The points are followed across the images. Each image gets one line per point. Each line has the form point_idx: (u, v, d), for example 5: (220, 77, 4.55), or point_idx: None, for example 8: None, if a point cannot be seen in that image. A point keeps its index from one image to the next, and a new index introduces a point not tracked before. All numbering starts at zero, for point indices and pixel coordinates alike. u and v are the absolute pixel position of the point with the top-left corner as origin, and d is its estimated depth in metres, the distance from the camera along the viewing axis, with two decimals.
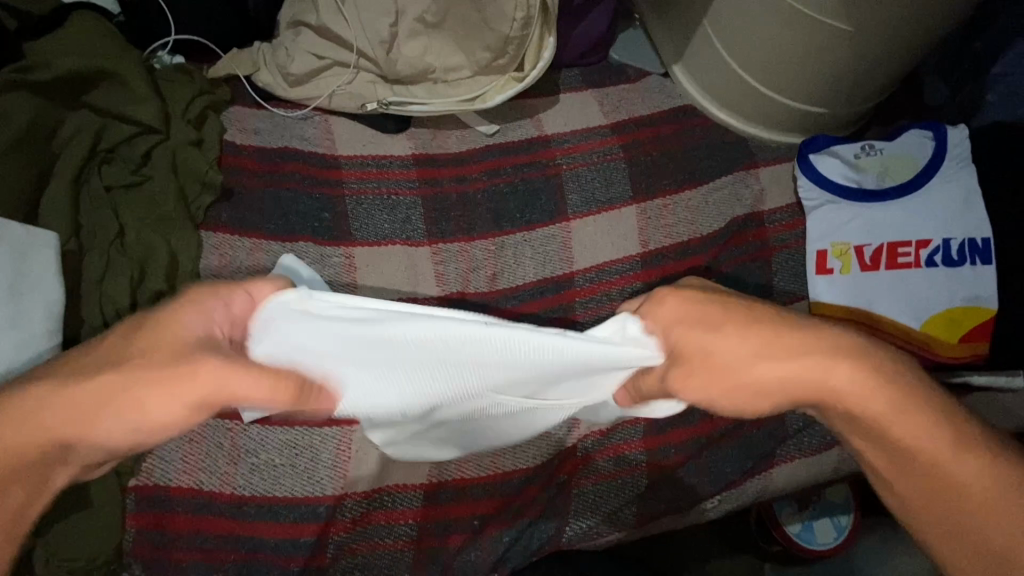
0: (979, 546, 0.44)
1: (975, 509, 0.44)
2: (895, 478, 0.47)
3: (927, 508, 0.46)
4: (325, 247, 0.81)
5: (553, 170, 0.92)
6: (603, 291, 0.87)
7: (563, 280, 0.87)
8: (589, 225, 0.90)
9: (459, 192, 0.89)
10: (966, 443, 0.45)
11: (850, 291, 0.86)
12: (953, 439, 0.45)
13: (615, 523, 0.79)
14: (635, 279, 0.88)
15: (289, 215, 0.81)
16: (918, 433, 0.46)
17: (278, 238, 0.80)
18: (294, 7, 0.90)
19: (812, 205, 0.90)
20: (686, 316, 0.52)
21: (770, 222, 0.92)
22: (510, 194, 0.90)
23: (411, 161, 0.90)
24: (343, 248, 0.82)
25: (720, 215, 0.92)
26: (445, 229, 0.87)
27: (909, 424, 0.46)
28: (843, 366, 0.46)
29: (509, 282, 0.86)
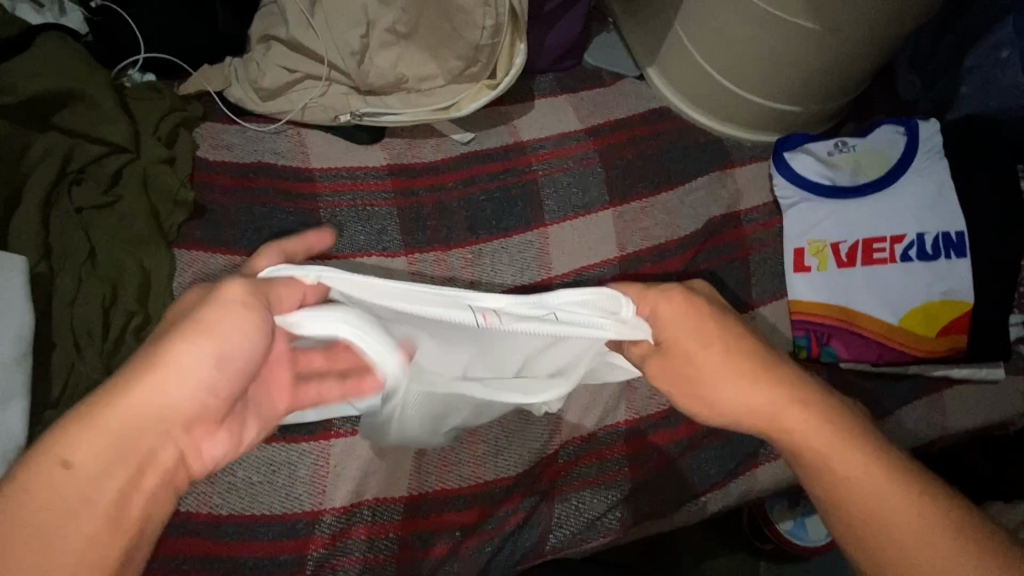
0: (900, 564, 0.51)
1: (896, 531, 0.52)
2: (833, 506, 0.55)
3: (861, 534, 0.53)
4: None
5: (529, 176, 0.92)
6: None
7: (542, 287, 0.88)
8: (566, 230, 0.90)
9: (434, 201, 0.89)
10: (893, 470, 0.54)
11: (827, 289, 0.86)
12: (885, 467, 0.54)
13: (598, 529, 0.79)
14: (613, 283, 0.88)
15: (265, 230, 0.81)
16: (845, 463, 0.54)
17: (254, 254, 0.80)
18: (265, 22, 0.91)
19: (788, 203, 0.90)
20: (682, 317, 0.59)
21: (747, 221, 0.92)
22: (487, 201, 0.90)
23: (387, 172, 0.90)
24: (319, 262, 0.82)
25: (696, 217, 0.92)
26: (421, 238, 0.87)
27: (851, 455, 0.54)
28: (791, 407, 0.56)
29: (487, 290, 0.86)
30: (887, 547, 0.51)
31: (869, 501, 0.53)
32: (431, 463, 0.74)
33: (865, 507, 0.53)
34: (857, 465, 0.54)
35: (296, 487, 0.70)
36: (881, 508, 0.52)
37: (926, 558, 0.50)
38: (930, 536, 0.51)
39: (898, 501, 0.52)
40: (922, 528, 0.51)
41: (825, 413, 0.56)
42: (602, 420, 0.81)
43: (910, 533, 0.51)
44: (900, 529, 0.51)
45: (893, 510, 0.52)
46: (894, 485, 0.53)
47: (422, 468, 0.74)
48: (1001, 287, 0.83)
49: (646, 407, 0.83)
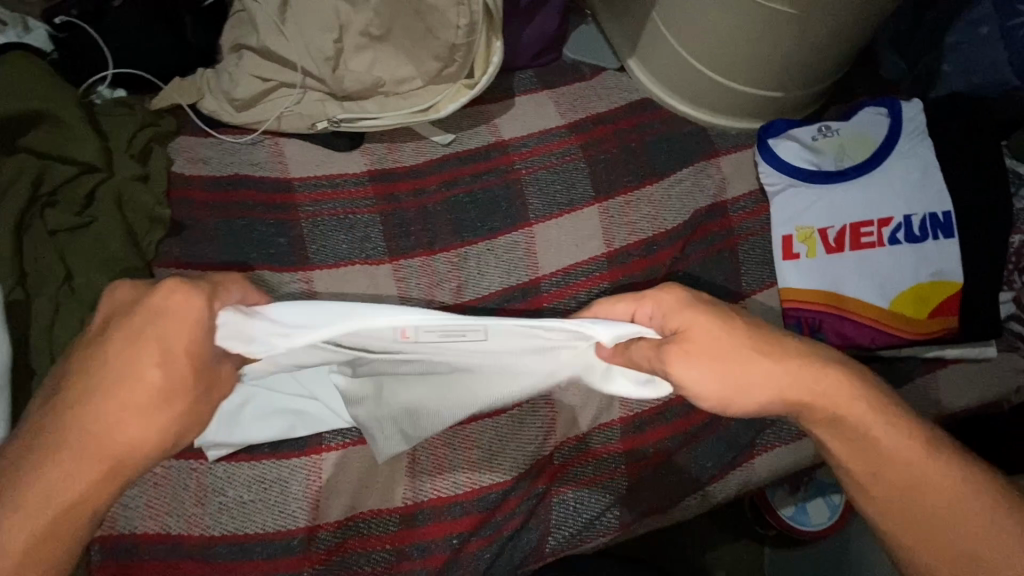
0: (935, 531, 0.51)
1: (933, 503, 0.51)
2: (867, 480, 0.54)
3: (896, 506, 0.53)
4: (284, 273, 0.80)
5: (513, 175, 0.91)
6: (572, 292, 0.86)
7: (530, 287, 0.86)
8: (552, 228, 0.89)
9: (417, 206, 0.88)
10: (925, 442, 0.53)
11: (817, 274, 0.86)
12: (916, 439, 0.53)
13: (597, 528, 0.79)
14: (601, 280, 0.87)
15: (246, 244, 0.80)
16: (880, 433, 0.54)
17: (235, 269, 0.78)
18: (236, 31, 0.89)
19: (774, 189, 0.89)
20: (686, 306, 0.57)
21: (734, 210, 0.92)
22: (471, 203, 0.89)
23: (367, 178, 0.89)
24: (302, 273, 0.80)
25: (683, 209, 0.91)
26: (405, 244, 0.85)
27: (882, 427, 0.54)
28: (816, 382, 0.54)
29: (474, 293, 0.85)
30: (922, 516, 0.52)
31: (904, 470, 0.53)
32: (425, 472, 0.74)
33: (899, 479, 0.53)
34: (888, 435, 0.53)
35: (289, 504, 0.69)
36: (913, 476, 0.52)
37: (947, 515, 0.51)
38: (961, 502, 0.51)
39: (929, 467, 0.52)
40: (954, 496, 0.51)
41: (846, 384, 0.55)
42: (597, 419, 0.81)
43: (943, 499, 0.52)
44: (930, 498, 0.52)
45: (926, 480, 0.52)
46: (925, 455, 0.53)
47: (416, 476, 0.73)
48: (990, 265, 0.83)
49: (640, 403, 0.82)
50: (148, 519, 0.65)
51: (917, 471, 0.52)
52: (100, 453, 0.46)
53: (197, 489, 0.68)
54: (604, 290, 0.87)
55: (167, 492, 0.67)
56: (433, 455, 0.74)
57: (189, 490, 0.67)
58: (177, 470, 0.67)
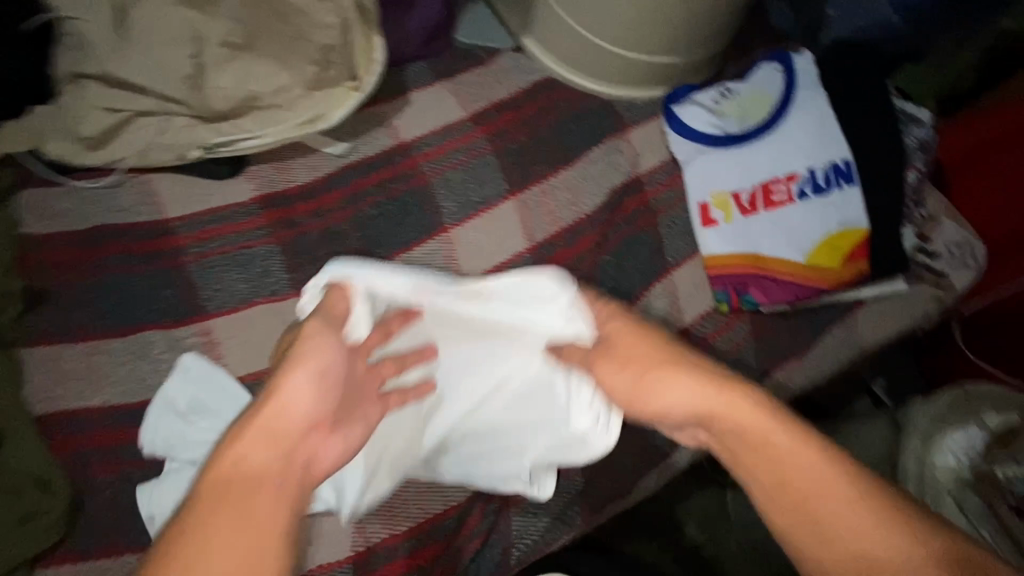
0: (839, 546, 0.46)
1: (831, 518, 0.47)
2: (767, 497, 0.50)
3: (783, 516, 0.49)
4: (177, 328, 0.72)
5: (421, 180, 0.85)
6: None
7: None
8: (469, 231, 0.84)
9: (319, 228, 0.81)
10: (842, 462, 0.49)
11: (737, 238, 0.86)
12: (828, 457, 0.49)
13: (561, 528, 0.78)
14: None
15: (127, 304, 0.71)
16: (790, 461, 0.50)
17: (119, 334, 0.69)
18: (68, 58, 0.77)
19: (684, 158, 0.89)
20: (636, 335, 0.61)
21: (650, 184, 0.90)
22: (379, 217, 0.83)
23: (258, 205, 0.81)
24: (197, 325, 0.72)
25: (599, 191, 0.89)
26: (312, 272, 0.78)
27: None
28: (719, 396, 0.54)
29: None
30: (818, 545, 0.47)
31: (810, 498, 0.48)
32: (374, 513, 0.70)
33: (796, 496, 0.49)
34: (796, 461, 0.50)
35: None
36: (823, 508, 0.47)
37: (858, 548, 0.45)
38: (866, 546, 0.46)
39: (839, 507, 0.47)
40: (859, 542, 0.46)
41: (758, 400, 0.53)
42: None
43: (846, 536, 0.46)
44: (834, 536, 0.46)
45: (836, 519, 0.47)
46: (845, 501, 0.47)
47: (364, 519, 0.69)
48: (891, 205, 0.86)
49: None
50: None
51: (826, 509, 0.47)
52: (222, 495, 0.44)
53: None
54: None
55: None
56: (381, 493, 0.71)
57: None
58: None
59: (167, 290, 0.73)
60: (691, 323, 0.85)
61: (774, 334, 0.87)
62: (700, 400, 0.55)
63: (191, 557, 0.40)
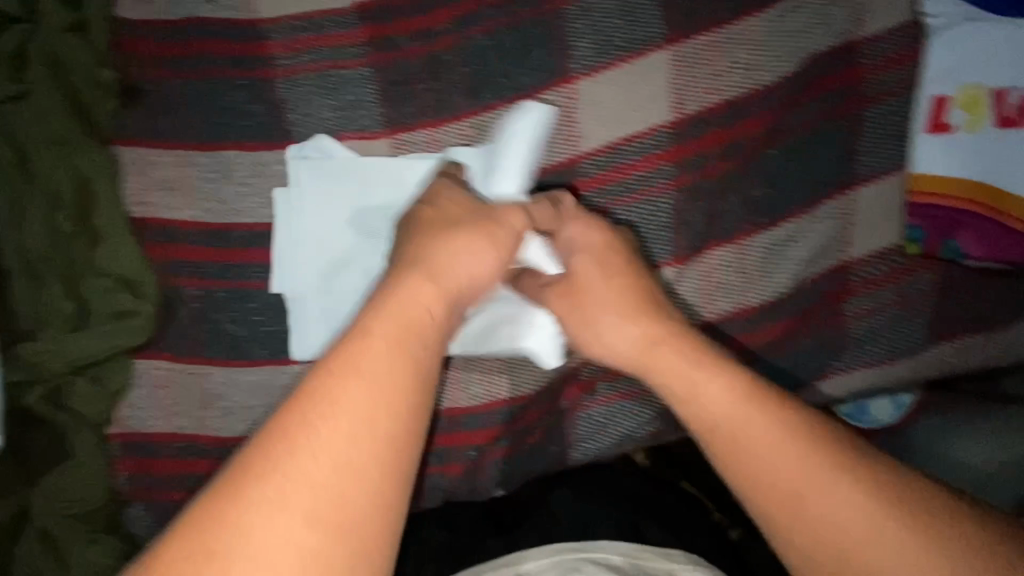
0: (824, 540, 0.44)
1: (800, 521, 0.45)
2: (779, 481, 0.46)
3: (785, 508, 0.45)
4: (262, 151, 0.64)
5: (555, 8, 0.65)
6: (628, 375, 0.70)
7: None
8: (599, 86, 0.65)
9: (421, 55, 0.65)
10: (843, 464, 0.45)
11: (968, 156, 0.63)
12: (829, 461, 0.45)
13: (627, 444, 0.72)
14: (671, 208, 0.66)
15: (154, 118, 0.64)
16: (778, 456, 0.46)
17: (192, 148, 0.64)
18: None
19: (940, 25, 0.63)
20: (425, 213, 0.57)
21: (870, 56, 0.64)
22: (492, 50, 0.65)
23: (356, 14, 0.65)
24: (282, 151, 0.64)
25: (793, 55, 0.64)
26: (407, 110, 0.65)
27: (795, 464, 0.45)
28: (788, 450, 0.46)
29: None
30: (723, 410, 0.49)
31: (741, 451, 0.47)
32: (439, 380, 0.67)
33: (788, 503, 0.45)
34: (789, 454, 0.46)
35: None
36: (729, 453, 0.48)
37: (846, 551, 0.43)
38: (889, 538, 0.42)
39: (786, 458, 0.46)
40: (875, 532, 0.43)
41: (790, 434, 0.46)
42: None
43: (795, 463, 0.45)
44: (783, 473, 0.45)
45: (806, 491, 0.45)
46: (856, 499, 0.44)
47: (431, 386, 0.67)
48: None
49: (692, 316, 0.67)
50: (159, 418, 0.63)
51: (767, 482, 0.46)
52: (403, 335, 0.42)
53: (199, 393, 0.63)
54: (665, 248, 0.66)
55: (171, 392, 0.63)
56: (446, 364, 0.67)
57: (192, 392, 0.63)
58: (179, 370, 0.63)
59: (173, 114, 0.64)
60: (854, 259, 0.67)
61: (967, 297, 0.67)
62: (736, 419, 0.48)
63: (324, 409, 0.38)
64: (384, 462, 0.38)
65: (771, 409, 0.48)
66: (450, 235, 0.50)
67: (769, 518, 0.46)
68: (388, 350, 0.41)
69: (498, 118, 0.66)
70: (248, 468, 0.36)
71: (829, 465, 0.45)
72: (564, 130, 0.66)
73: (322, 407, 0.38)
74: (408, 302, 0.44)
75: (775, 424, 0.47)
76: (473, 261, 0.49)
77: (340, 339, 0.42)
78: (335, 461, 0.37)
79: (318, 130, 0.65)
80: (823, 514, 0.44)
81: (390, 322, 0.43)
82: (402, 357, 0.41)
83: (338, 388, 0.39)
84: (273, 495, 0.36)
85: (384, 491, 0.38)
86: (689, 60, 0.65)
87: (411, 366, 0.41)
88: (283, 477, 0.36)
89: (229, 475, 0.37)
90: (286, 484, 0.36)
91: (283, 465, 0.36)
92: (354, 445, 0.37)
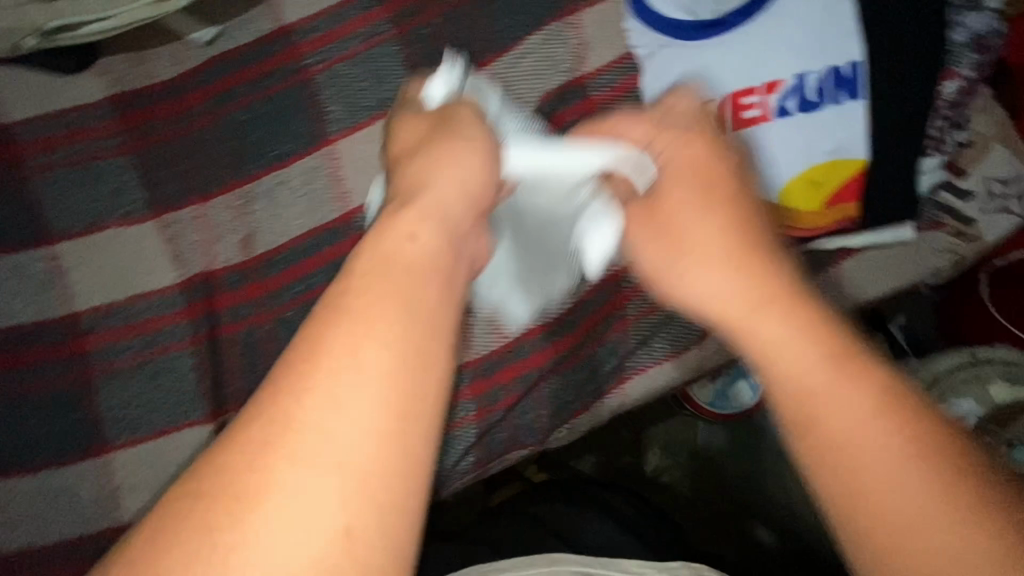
0: (881, 512, 0.34)
1: (868, 489, 0.35)
2: (807, 436, 0.37)
3: (855, 474, 0.35)
4: (24, 252, 0.65)
5: (304, 79, 0.70)
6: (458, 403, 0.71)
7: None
8: (359, 142, 0.69)
9: (180, 136, 0.68)
10: (890, 400, 0.36)
11: None
12: (875, 394, 0.37)
13: (452, 478, 0.72)
14: None
15: None
16: (838, 385, 0.37)
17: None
18: None
19: (643, 54, 0.69)
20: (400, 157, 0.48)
21: (597, 87, 0.70)
22: (249, 124, 0.69)
23: (112, 106, 0.69)
24: (46, 249, 0.65)
25: (529, 94, 0.70)
26: (172, 190, 0.67)
27: (848, 415, 0.36)
28: (813, 350, 0.38)
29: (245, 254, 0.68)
30: (762, 324, 0.40)
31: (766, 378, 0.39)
32: None
33: (803, 423, 0.37)
34: (825, 373, 0.38)
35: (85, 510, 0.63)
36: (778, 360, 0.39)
37: (869, 524, 0.34)
38: (928, 539, 0.33)
39: (839, 390, 0.37)
40: (912, 503, 0.34)
41: (807, 334, 0.39)
42: None
43: (832, 389, 0.37)
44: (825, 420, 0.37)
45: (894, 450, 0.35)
46: (901, 461, 0.35)
47: None
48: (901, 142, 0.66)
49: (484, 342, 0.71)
50: None
51: (821, 411, 0.37)
52: (394, 271, 0.36)
53: None
54: None
55: None
56: None
57: None
58: None
59: None
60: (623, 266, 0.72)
61: None
62: (785, 337, 0.39)
63: (320, 377, 0.32)
64: (385, 427, 0.32)
65: (782, 336, 0.39)
66: (417, 161, 0.45)
67: (829, 488, 0.36)
68: (378, 299, 0.34)
69: (265, 186, 0.68)
70: (215, 448, 0.32)
71: (917, 421, 0.36)
72: (332, 187, 0.69)
73: (301, 384, 0.32)
74: (398, 245, 0.37)
75: (789, 324, 0.40)
76: (457, 184, 0.43)
77: (333, 288, 0.35)
78: (314, 434, 0.31)
79: (83, 222, 0.66)
80: (851, 447, 0.36)
81: (366, 276, 0.35)
82: (390, 338, 0.33)
83: (341, 330, 0.33)
84: (242, 512, 0.29)
85: (419, 484, 0.32)
86: None
87: (405, 302, 0.35)
88: (281, 471, 0.30)
89: (193, 478, 0.31)
90: (283, 482, 0.30)
91: (277, 442, 0.30)
92: (344, 407, 0.31)
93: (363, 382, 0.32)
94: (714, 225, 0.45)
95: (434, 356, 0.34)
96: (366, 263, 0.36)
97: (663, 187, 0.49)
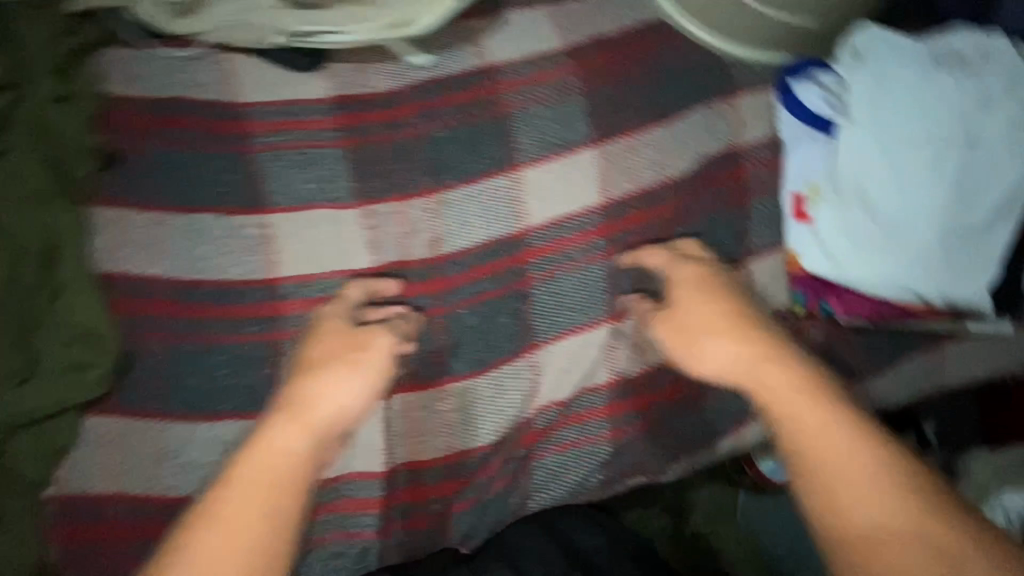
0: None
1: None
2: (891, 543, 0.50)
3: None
4: (236, 216, 0.70)
5: (503, 112, 0.79)
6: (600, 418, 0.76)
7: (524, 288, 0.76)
8: (545, 172, 0.78)
9: (390, 140, 0.76)
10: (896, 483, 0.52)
11: (828, 241, 0.78)
12: (887, 481, 0.52)
13: (579, 493, 0.76)
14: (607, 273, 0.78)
15: (132, 182, 0.68)
16: (847, 487, 0.53)
17: (167, 211, 0.68)
18: None
19: (791, 138, 0.81)
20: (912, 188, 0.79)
21: (750, 157, 0.82)
22: (452, 139, 0.77)
23: (332, 104, 0.76)
24: (258, 218, 0.70)
25: (690, 156, 0.81)
26: (376, 185, 0.74)
27: (900, 516, 0.50)
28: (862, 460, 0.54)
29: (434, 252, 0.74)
30: (842, 491, 0.53)
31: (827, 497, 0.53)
32: (399, 435, 0.70)
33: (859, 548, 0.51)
34: (869, 467, 0.53)
35: None
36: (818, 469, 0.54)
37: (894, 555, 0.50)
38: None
39: (857, 469, 0.53)
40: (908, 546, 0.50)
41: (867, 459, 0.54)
42: (581, 384, 0.76)
43: (872, 491, 0.52)
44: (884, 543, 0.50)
45: (852, 479, 0.53)
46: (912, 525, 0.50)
47: (391, 441, 0.70)
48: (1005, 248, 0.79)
49: (629, 368, 0.77)
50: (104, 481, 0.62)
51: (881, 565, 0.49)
52: (293, 445, 0.57)
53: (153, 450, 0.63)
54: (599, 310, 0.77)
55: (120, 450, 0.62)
56: (407, 417, 0.71)
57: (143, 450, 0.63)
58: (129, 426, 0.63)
59: (147, 178, 0.69)
60: None
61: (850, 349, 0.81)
62: (889, 516, 0.51)
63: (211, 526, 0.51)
64: (266, 508, 0.53)
65: (836, 443, 0.55)
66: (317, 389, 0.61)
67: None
68: (253, 485, 0.53)
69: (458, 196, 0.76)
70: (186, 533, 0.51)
71: (859, 471, 0.53)
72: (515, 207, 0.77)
73: (253, 458, 0.55)
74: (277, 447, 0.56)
75: (857, 453, 0.54)
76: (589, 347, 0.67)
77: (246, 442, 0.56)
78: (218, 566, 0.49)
79: (293, 199, 0.71)
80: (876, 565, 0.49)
81: (293, 421, 0.58)
82: (303, 465, 0.56)
83: (256, 458, 0.55)
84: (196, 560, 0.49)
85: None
86: (613, 155, 0.80)
87: (268, 480, 0.54)
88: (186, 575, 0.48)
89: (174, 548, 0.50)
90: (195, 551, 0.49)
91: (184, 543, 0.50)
92: (250, 519, 0.52)
93: (254, 494, 0.53)
94: (827, 419, 0.56)
95: (290, 488, 0.54)
96: (254, 469, 0.54)
97: (758, 368, 0.62)
